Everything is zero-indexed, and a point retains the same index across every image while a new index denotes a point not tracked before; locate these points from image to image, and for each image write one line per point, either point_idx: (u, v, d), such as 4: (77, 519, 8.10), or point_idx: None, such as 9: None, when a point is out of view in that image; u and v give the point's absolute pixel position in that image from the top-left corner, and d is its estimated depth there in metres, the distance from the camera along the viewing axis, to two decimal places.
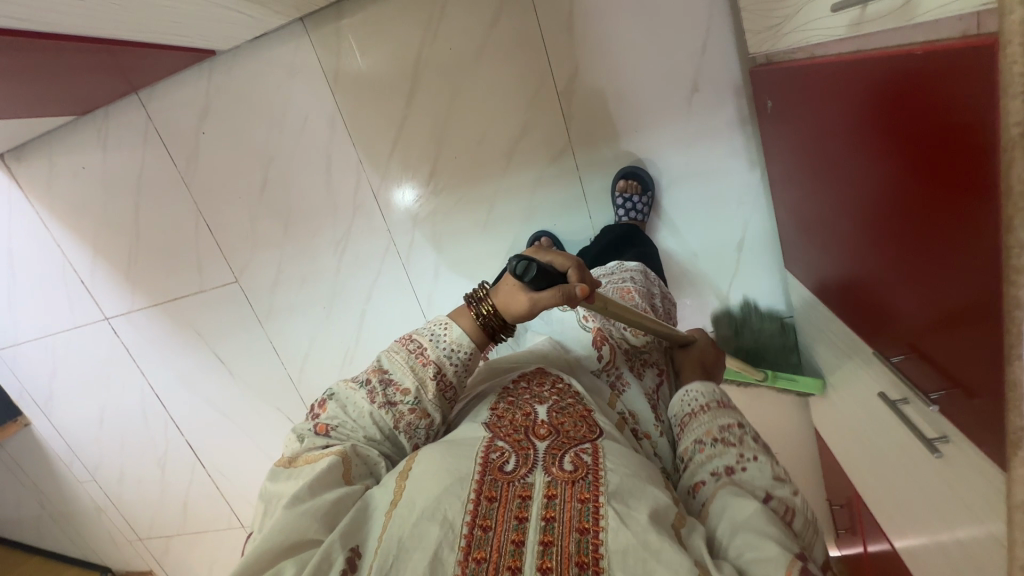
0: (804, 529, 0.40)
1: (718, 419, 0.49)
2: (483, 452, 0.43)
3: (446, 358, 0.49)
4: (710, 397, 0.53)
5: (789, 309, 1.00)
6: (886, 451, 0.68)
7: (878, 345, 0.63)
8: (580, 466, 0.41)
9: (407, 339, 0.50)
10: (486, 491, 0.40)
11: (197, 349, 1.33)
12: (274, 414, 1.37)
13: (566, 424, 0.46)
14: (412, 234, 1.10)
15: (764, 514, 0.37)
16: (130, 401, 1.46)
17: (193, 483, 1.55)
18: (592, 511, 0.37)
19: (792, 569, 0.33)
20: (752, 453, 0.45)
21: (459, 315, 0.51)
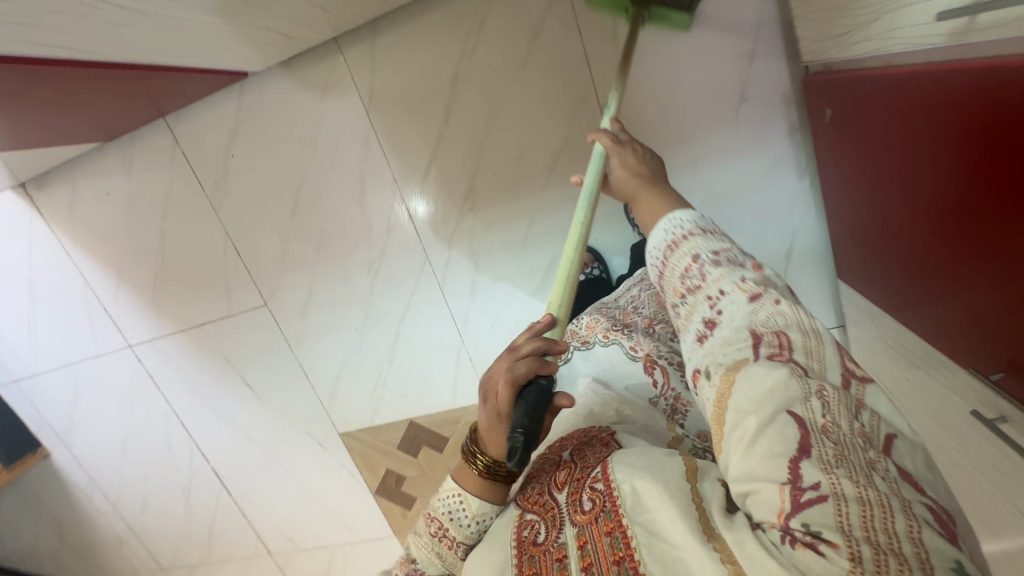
0: (805, 349, 0.41)
1: (679, 266, 0.50)
2: (516, 529, 0.48)
3: (470, 532, 0.51)
4: (669, 239, 0.52)
5: (838, 319, 0.99)
6: (969, 470, 0.66)
7: (955, 352, 0.63)
8: (596, 500, 0.45)
9: (428, 518, 0.51)
10: (528, 568, 0.45)
11: (225, 374, 1.30)
12: (304, 438, 1.34)
13: (583, 460, 0.51)
14: (449, 253, 1.07)
15: (758, 409, 0.37)
16: (155, 428, 1.42)
17: (218, 511, 1.51)
18: (621, 539, 0.42)
19: (787, 492, 0.34)
20: (722, 290, 0.46)
21: (463, 481, 0.50)
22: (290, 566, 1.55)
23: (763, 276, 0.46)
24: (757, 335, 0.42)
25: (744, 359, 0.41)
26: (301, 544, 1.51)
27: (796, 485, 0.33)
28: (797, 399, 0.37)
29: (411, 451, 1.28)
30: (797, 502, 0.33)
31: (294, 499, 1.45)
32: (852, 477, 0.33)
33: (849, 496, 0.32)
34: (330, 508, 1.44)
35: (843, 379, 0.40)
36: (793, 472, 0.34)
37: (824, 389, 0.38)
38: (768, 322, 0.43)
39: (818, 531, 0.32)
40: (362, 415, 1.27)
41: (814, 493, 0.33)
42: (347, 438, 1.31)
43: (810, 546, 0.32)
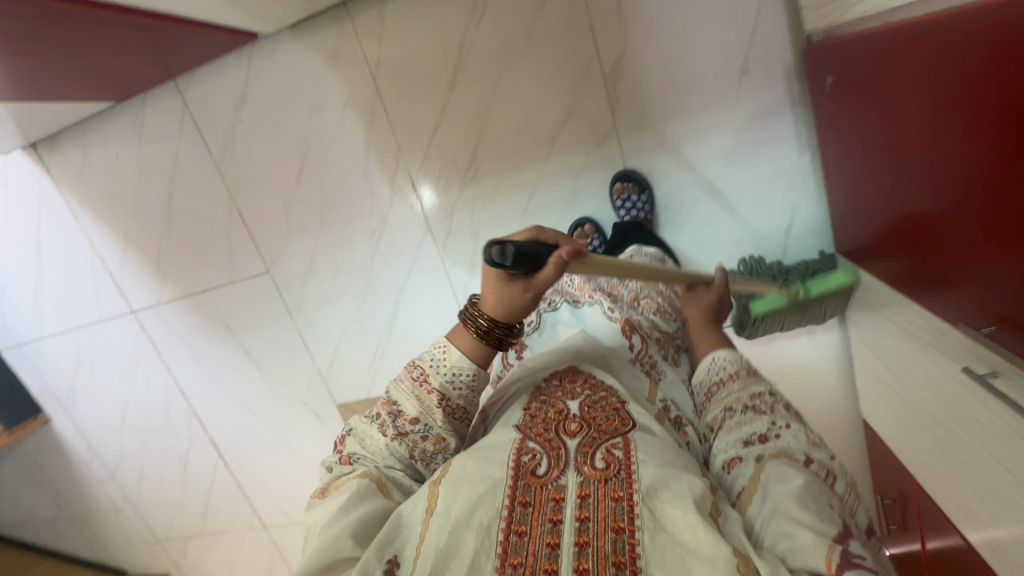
0: (846, 493, 0.43)
1: (748, 387, 0.53)
2: (516, 453, 0.46)
3: (448, 384, 0.49)
4: (738, 367, 0.57)
5: None
6: (963, 432, 0.66)
7: (962, 317, 0.61)
8: (611, 463, 0.44)
9: (412, 365, 0.51)
10: (520, 497, 0.43)
11: (225, 342, 1.31)
12: (302, 409, 1.35)
13: (598, 418, 0.50)
14: (450, 223, 1.08)
15: (807, 484, 0.40)
16: (154, 395, 1.43)
17: (214, 482, 1.52)
18: (626, 509, 0.40)
19: (835, 549, 0.35)
20: (784, 419, 0.49)
21: (453, 336, 0.50)
22: (283, 540, 1.56)
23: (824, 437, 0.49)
24: (807, 461, 0.44)
25: (791, 459, 0.44)
26: (294, 517, 1.52)
27: (845, 545, 0.35)
28: (840, 516, 0.39)
29: None
30: (848, 559, 0.34)
31: (289, 472, 1.46)
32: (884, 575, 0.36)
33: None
34: None
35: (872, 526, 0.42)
36: (841, 536, 0.36)
37: (859, 528, 0.40)
38: (823, 457, 0.45)
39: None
40: (360, 386, 1.28)
41: (863, 560, 0.35)
42: (344, 409, 1.31)
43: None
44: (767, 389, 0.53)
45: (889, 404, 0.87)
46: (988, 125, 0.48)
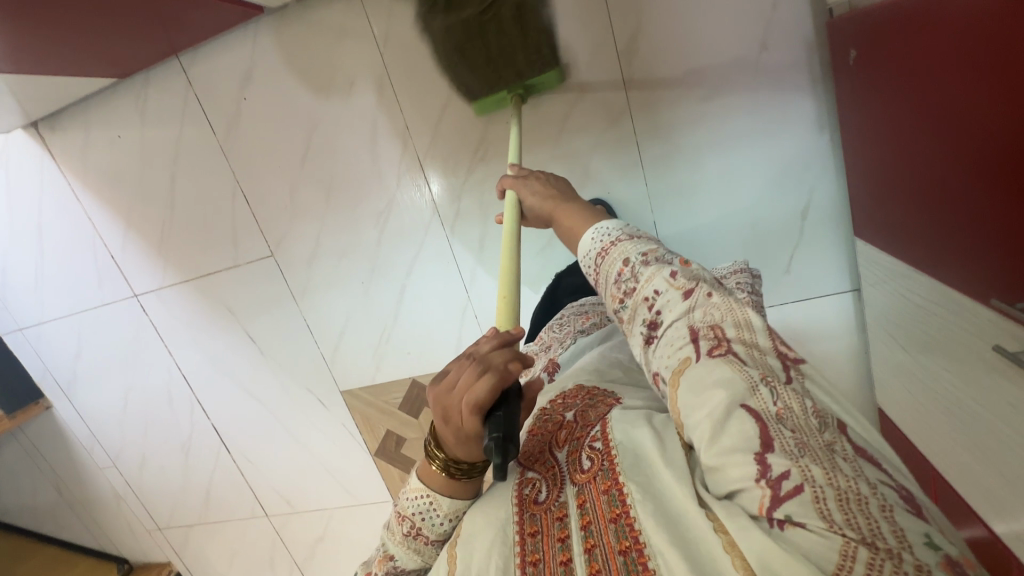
0: (738, 333, 0.47)
1: (612, 272, 0.56)
2: (519, 488, 0.52)
3: (440, 526, 0.55)
4: (595, 251, 0.58)
5: (854, 283, 0.98)
6: (989, 416, 0.64)
7: (991, 291, 0.59)
8: (595, 460, 0.49)
9: (399, 518, 0.55)
10: (529, 527, 0.48)
11: (229, 326, 1.29)
12: (305, 396, 1.33)
13: (587, 419, 0.56)
14: (458, 204, 1.06)
15: (714, 396, 0.42)
16: (158, 381, 1.41)
17: (217, 470, 1.51)
18: (618, 497, 0.45)
19: (765, 489, 0.38)
20: (653, 289, 0.53)
21: (429, 484, 0.54)
22: (286, 529, 1.55)
23: (691, 268, 0.52)
24: (698, 333, 0.48)
25: (691, 359, 0.47)
26: (298, 506, 1.50)
27: (771, 479, 0.38)
28: (746, 391, 0.42)
29: (411, 411, 1.29)
30: (776, 499, 0.37)
31: (292, 459, 1.44)
32: (819, 464, 0.38)
33: (820, 481, 0.37)
34: (328, 469, 1.43)
35: (783, 370, 0.45)
36: (762, 466, 0.38)
37: (768, 377, 0.43)
38: (705, 317, 0.49)
39: (798, 520, 0.36)
40: (365, 372, 1.27)
41: (790, 483, 0.37)
42: (348, 396, 1.30)
43: (796, 523, 0.36)
44: (628, 257, 0.55)
45: (910, 391, 0.85)
46: (987, 71, 0.50)
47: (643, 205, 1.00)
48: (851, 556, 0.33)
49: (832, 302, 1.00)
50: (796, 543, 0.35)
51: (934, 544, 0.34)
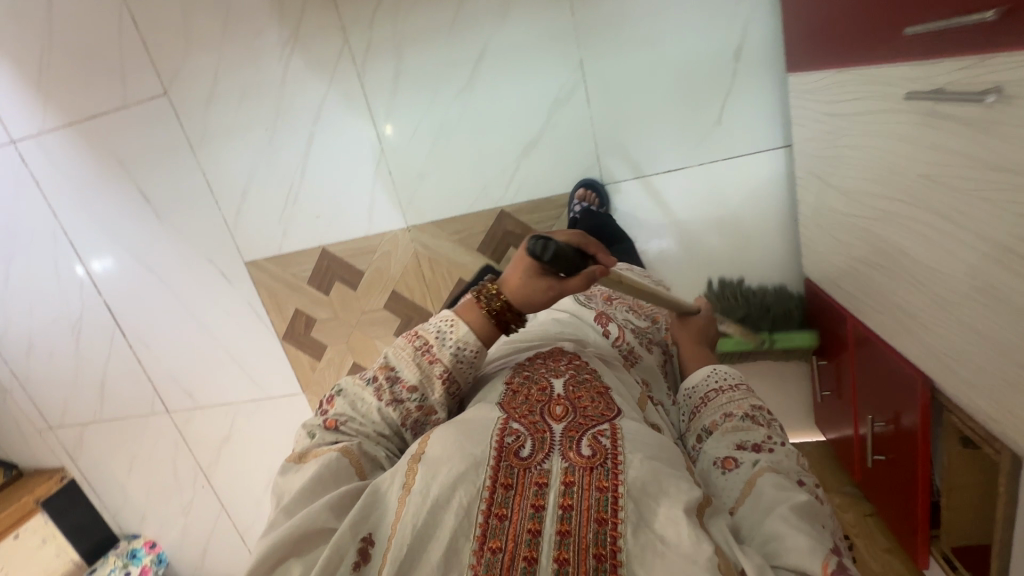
0: (831, 512, 0.44)
1: (745, 399, 0.53)
2: (499, 435, 0.45)
3: (451, 357, 0.50)
4: (736, 380, 0.56)
5: (787, 139, 0.92)
6: (910, 202, 0.59)
7: (909, 26, 0.52)
8: (597, 450, 0.43)
9: (414, 336, 0.52)
10: (502, 478, 0.42)
11: (119, 183, 1.16)
12: (206, 268, 1.22)
13: (582, 401, 0.49)
14: (370, 36, 0.97)
15: (809, 500, 0.41)
16: (39, 251, 1.26)
17: (112, 359, 1.37)
18: (610, 500, 0.39)
19: (829, 556, 0.36)
20: (781, 437, 0.49)
21: (461, 311, 0.52)
22: (189, 428, 1.44)
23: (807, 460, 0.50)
24: (800, 481, 0.45)
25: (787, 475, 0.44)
26: (200, 402, 1.39)
27: (838, 555, 0.37)
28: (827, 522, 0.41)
29: (322, 287, 1.19)
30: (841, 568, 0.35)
31: (193, 347, 1.32)
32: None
33: None
34: (235, 358, 1.32)
35: None
36: (836, 549, 0.37)
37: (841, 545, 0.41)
38: (811, 477, 0.46)
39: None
40: (269, 241, 1.16)
41: None
42: (254, 268, 1.19)
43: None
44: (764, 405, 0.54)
45: (834, 239, 0.81)
46: None
47: (568, 43, 0.93)
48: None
49: (764, 161, 0.94)
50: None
51: None
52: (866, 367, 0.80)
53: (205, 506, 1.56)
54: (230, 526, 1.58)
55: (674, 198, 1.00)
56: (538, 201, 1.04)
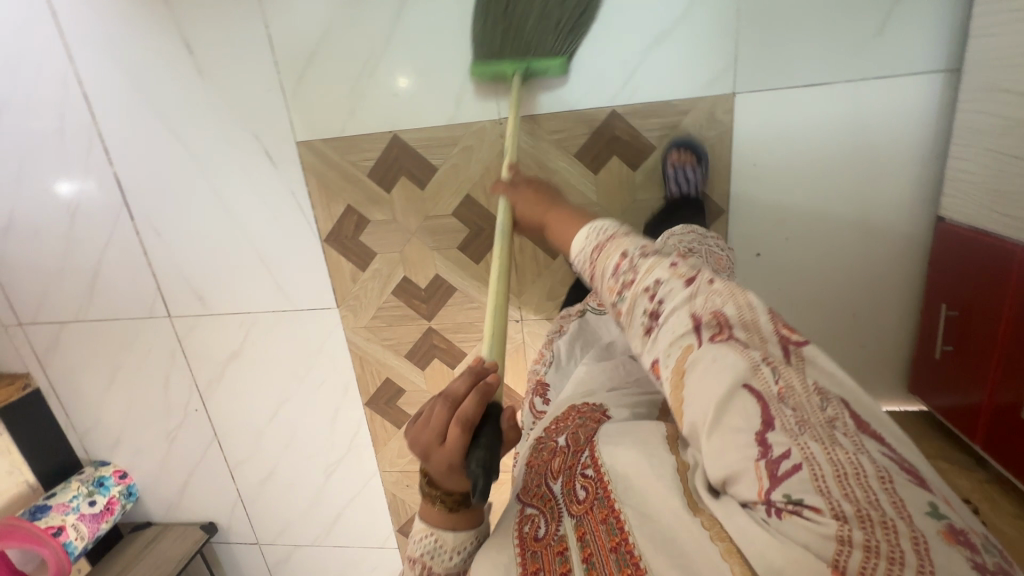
0: (740, 315, 0.47)
1: (611, 265, 0.56)
2: (519, 524, 0.55)
3: (450, 560, 0.55)
4: (595, 245, 0.59)
5: (958, 66, 0.84)
6: None
7: None
8: (589, 490, 0.53)
9: (412, 561, 0.56)
10: (531, 564, 0.51)
11: (159, 26, 0.99)
12: (248, 145, 1.05)
13: (579, 438, 0.61)
14: None
15: (731, 382, 0.43)
16: (43, 101, 1.07)
17: (112, 245, 1.18)
18: (616, 527, 0.48)
19: (762, 467, 0.39)
20: (652, 279, 0.52)
21: (432, 523, 0.55)
22: (192, 338, 1.25)
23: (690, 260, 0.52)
24: (697, 318, 0.48)
25: (691, 344, 0.46)
26: (212, 308, 1.21)
27: (770, 460, 0.39)
28: (749, 369, 0.43)
29: (384, 184, 1.04)
30: (773, 475, 0.39)
31: (213, 243, 1.14)
32: (819, 441, 0.39)
33: (821, 459, 0.38)
34: (263, 260, 1.14)
35: (783, 351, 0.45)
36: (764, 449, 0.40)
37: (772, 357, 0.44)
38: (705, 300, 0.48)
39: (796, 500, 0.37)
40: (331, 118, 1.00)
41: (788, 462, 0.38)
42: (306, 151, 1.04)
43: (794, 514, 0.37)
44: (625, 252, 0.56)
45: (1016, 160, 0.72)
46: None
47: None
48: (848, 543, 0.34)
49: (918, 85, 0.86)
50: (793, 536, 0.37)
51: (936, 513, 0.36)
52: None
53: (195, 434, 1.38)
54: (220, 460, 1.40)
55: (807, 116, 0.90)
56: (655, 103, 0.92)
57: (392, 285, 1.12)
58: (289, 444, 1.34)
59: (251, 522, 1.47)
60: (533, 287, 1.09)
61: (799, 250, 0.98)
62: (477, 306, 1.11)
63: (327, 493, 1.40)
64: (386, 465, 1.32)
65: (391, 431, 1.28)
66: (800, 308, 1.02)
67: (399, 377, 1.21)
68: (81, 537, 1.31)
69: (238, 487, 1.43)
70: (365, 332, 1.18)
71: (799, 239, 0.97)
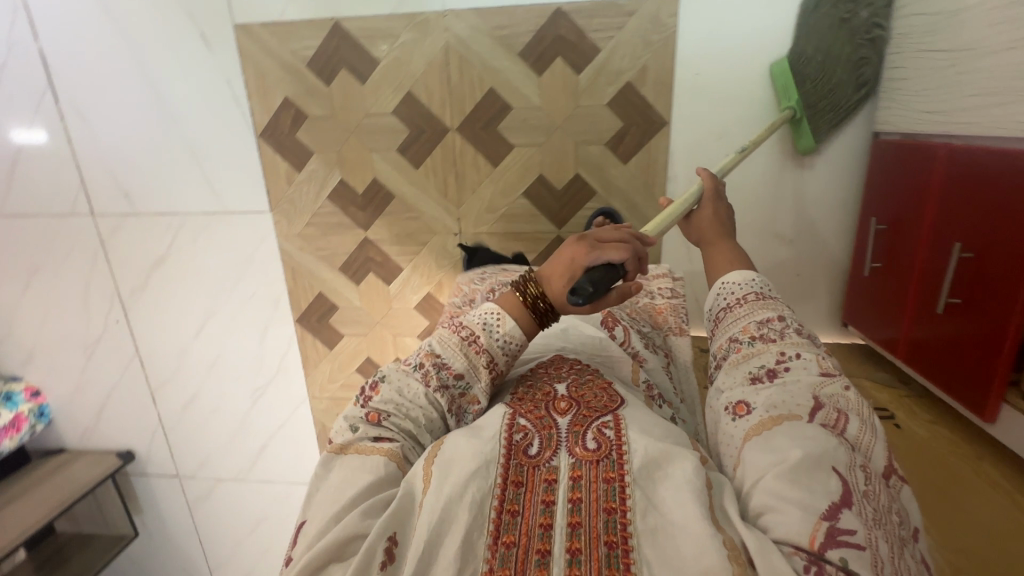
0: (859, 435, 0.42)
1: (755, 313, 0.50)
2: (509, 431, 0.46)
3: (498, 347, 0.52)
4: (749, 288, 0.53)
5: None
6: None
7: None
8: (602, 443, 0.44)
9: (457, 326, 0.53)
10: (513, 476, 0.43)
11: None
12: (184, 28, 1.01)
13: (586, 396, 0.51)
14: None
15: (816, 450, 0.38)
16: None
17: (33, 130, 1.12)
18: (619, 491, 0.41)
19: (822, 526, 0.35)
20: (794, 351, 0.47)
21: (504, 304, 0.53)
22: (116, 241, 1.19)
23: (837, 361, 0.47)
24: (817, 402, 0.43)
25: (797, 415, 0.42)
26: (138, 208, 1.15)
27: (835, 524, 0.35)
28: (844, 461, 0.38)
29: (324, 78, 1.01)
30: (833, 538, 0.34)
31: (143, 135, 1.09)
32: (887, 544, 0.35)
33: (884, 557, 0.34)
34: (194, 155, 1.09)
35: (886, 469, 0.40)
36: (832, 512, 0.35)
37: (872, 471, 0.39)
38: (832, 397, 0.44)
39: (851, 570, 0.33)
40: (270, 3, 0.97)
41: (852, 537, 0.34)
42: (244, 36, 1.00)
43: None
44: (776, 312, 0.50)
45: (944, 54, 0.73)
46: None
47: None
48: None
49: None
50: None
51: None
52: (953, 203, 0.71)
53: (115, 350, 1.30)
54: (141, 380, 1.33)
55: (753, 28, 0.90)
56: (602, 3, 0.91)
57: (328, 189, 1.08)
58: (215, 364, 1.28)
59: (171, 450, 1.39)
60: (472, 198, 1.06)
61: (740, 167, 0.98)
62: (416, 216, 1.08)
63: (253, 420, 1.33)
64: (316, 390, 1.27)
65: (322, 351, 1.23)
66: (739, 230, 1.01)
67: (333, 292, 1.17)
68: None
69: (158, 411, 1.36)
70: (298, 240, 1.13)
71: None
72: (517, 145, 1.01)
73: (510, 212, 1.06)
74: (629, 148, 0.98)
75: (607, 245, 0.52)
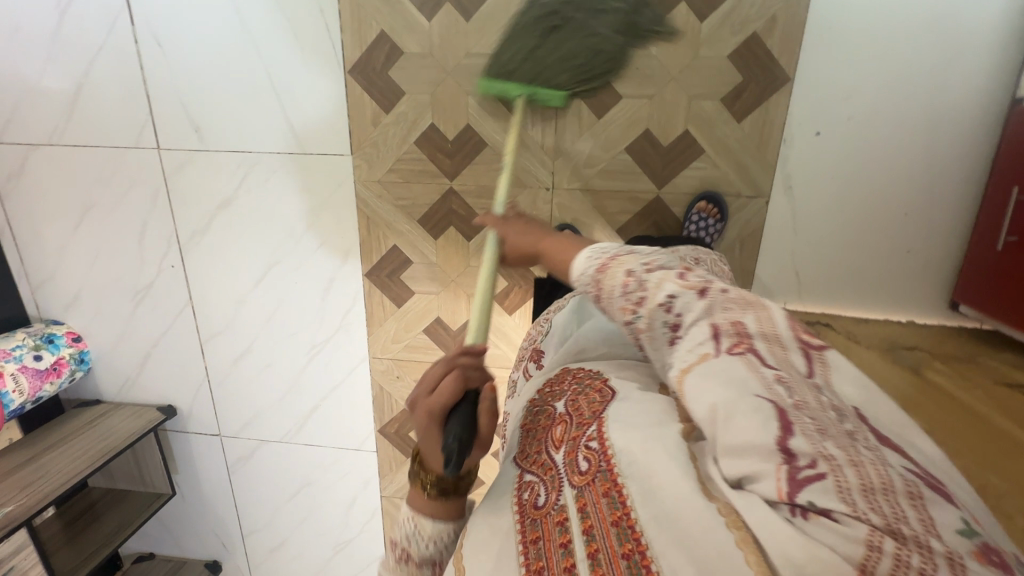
0: (760, 325, 0.41)
1: (615, 282, 0.48)
2: (518, 496, 0.48)
3: (429, 549, 0.51)
4: (599, 260, 0.51)
5: None
6: None
7: None
8: (592, 461, 0.47)
9: (393, 545, 0.52)
10: (531, 534, 0.44)
11: None
12: None
13: (582, 409, 0.53)
14: None
15: (732, 393, 0.37)
16: None
17: (103, 52, 1.05)
18: (619, 499, 0.42)
19: (783, 470, 0.34)
20: (665, 296, 0.45)
21: (416, 505, 0.51)
22: (180, 179, 1.13)
23: (701, 272, 0.46)
24: (716, 327, 0.42)
25: (707, 353, 0.41)
26: (208, 143, 1.09)
27: (793, 463, 0.33)
28: (760, 384, 0.37)
29: (427, 10, 0.95)
30: (795, 480, 0.33)
31: (220, 64, 1.03)
32: (842, 449, 0.33)
33: (842, 464, 0.32)
34: (274, 89, 1.03)
35: (805, 365, 0.39)
36: (783, 450, 0.34)
37: (788, 374, 0.38)
38: (726, 312, 0.42)
39: (824, 506, 0.32)
40: None
41: (811, 468, 0.33)
42: None
43: (821, 514, 0.32)
44: (630, 266, 0.48)
45: None
46: None
47: None
48: (876, 551, 0.29)
49: None
50: (815, 535, 0.32)
51: (971, 531, 0.30)
52: None
53: (167, 296, 1.24)
54: (190, 330, 1.26)
55: None
56: None
57: (416, 133, 1.03)
58: (272, 316, 1.22)
59: (215, 407, 1.33)
60: (569, 152, 1.00)
61: (862, 131, 0.93)
62: (506, 168, 1.03)
63: (306, 379, 1.27)
64: (377, 349, 1.21)
65: (389, 309, 1.17)
66: (852, 199, 0.97)
67: (408, 245, 1.11)
68: (20, 391, 1.15)
69: (206, 365, 1.29)
70: (377, 187, 1.07)
71: (863, 120, 0.92)
72: (625, 96, 0.96)
73: (609, 168, 1.00)
74: (746, 105, 0.93)
75: (433, 395, 0.48)
